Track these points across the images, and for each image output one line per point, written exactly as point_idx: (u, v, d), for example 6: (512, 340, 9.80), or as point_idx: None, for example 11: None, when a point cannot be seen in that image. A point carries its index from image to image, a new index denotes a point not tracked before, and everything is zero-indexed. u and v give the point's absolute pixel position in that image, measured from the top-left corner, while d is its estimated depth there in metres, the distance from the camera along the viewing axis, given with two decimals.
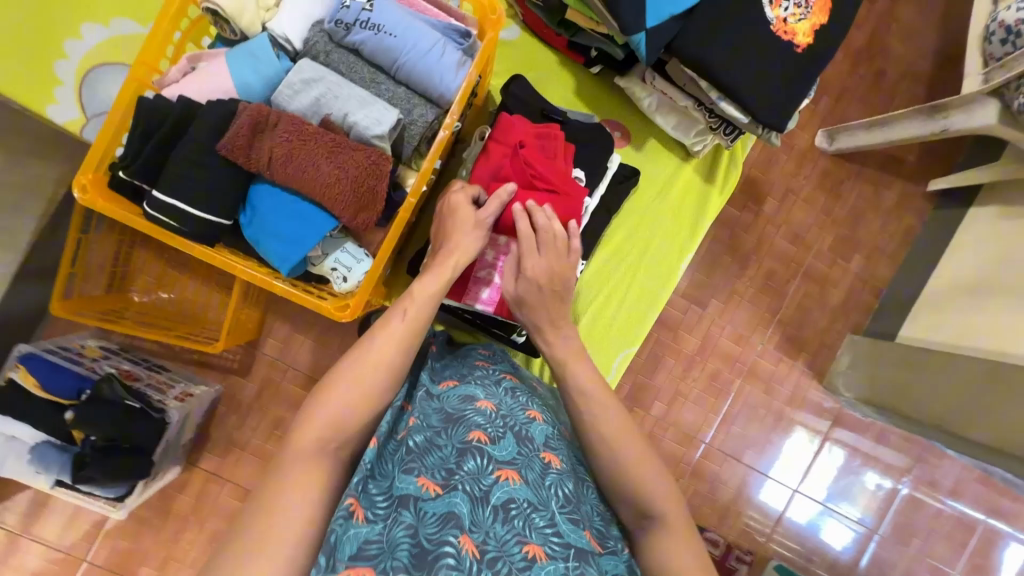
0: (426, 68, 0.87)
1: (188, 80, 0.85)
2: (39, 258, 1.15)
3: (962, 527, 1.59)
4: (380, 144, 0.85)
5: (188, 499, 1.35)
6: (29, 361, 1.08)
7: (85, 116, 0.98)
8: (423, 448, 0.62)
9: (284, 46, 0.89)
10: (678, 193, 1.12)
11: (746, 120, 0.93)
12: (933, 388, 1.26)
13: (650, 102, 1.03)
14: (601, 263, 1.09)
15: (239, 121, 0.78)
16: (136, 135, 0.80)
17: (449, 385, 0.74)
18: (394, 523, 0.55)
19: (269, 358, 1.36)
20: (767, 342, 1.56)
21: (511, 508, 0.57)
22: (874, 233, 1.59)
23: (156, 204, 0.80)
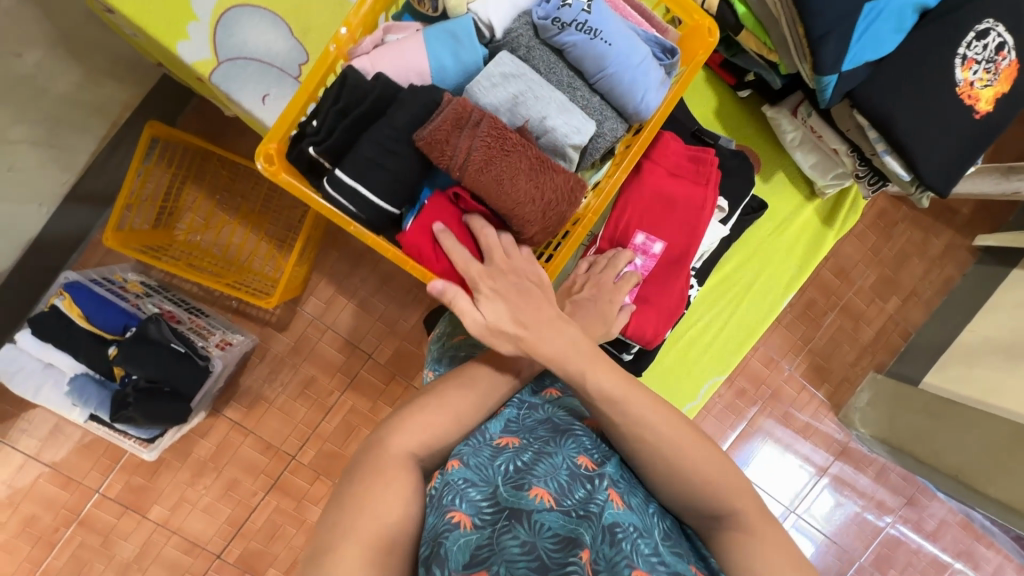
0: (632, 82, 0.75)
1: (382, 54, 0.71)
2: (92, 182, 1.09)
3: (936, 565, 1.68)
4: (572, 154, 0.75)
5: (209, 444, 1.34)
6: (75, 291, 1.04)
7: (218, 60, 0.77)
8: (534, 459, 0.56)
9: (482, 32, 0.76)
10: (795, 231, 1.09)
11: (906, 178, 0.91)
12: (953, 440, 1.32)
13: (794, 136, 1.00)
14: (707, 290, 1.08)
15: (444, 113, 0.65)
16: (335, 111, 0.69)
17: (552, 395, 0.69)
18: (504, 530, 0.48)
19: (310, 317, 1.34)
20: (794, 369, 1.59)
21: (618, 532, 0.52)
22: (914, 278, 1.61)
23: (342, 187, 0.69)
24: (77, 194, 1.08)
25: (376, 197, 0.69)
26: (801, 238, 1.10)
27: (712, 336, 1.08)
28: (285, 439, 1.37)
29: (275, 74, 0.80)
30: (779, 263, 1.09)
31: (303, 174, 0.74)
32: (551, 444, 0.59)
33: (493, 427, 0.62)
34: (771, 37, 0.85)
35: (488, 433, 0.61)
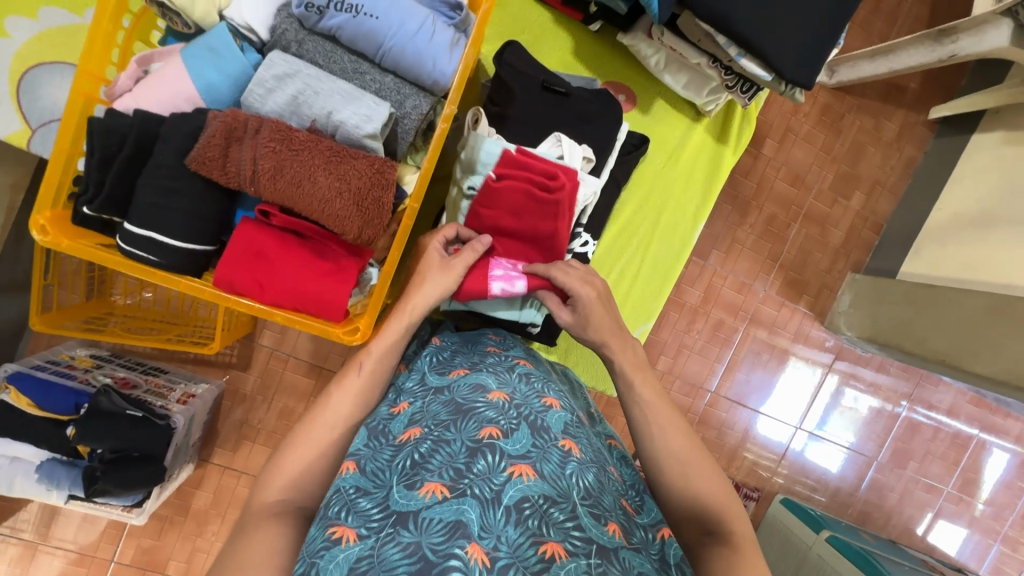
0: (416, 52, 0.71)
1: (143, 87, 0.71)
2: (9, 271, 1.08)
3: (956, 446, 1.66)
4: (373, 145, 0.71)
5: (206, 493, 1.36)
6: (19, 381, 1.04)
7: (30, 128, 0.90)
8: (430, 449, 0.55)
9: (247, 36, 0.73)
10: (690, 157, 1.07)
11: (769, 78, 0.85)
12: (937, 324, 1.26)
13: (657, 60, 0.96)
14: (610, 240, 1.05)
15: (210, 129, 0.64)
16: (95, 164, 0.68)
17: (459, 374, 0.68)
18: (388, 538, 0.47)
19: (269, 349, 1.33)
20: (769, 288, 1.56)
21: (525, 508, 0.50)
22: (874, 167, 1.55)
23: (135, 240, 0.68)
24: None
25: (174, 239, 0.68)
26: (698, 162, 1.07)
27: (628, 283, 1.06)
28: None
29: None
30: (680, 196, 1.07)
31: (101, 233, 0.74)
32: (451, 428, 0.57)
33: (397, 425, 0.62)
34: None
35: (392, 432, 0.61)
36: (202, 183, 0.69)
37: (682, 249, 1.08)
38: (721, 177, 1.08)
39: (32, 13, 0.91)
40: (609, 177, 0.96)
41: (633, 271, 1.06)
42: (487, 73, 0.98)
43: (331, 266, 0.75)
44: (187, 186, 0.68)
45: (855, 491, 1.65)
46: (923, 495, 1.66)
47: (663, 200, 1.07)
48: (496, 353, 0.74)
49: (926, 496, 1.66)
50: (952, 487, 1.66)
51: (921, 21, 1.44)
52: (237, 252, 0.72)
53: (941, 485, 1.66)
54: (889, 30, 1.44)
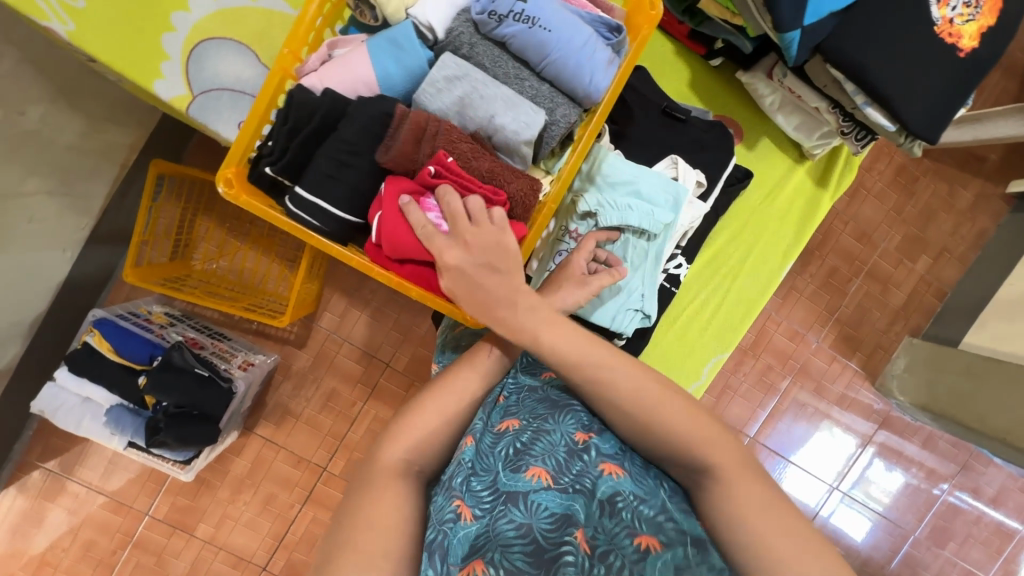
0: (578, 65, 0.75)
1: (328, 70, 0.76)
2: (111, 223, 1.16)
3: (1000, 533, 1.58)
4: (527, 150, 0.75)
5: (244, 462, 1.40)
6: (102, 326, 1.10)
7: (193, 94, 0.84)
8: (531, 438, 0.59)
9: (425, 35, 0.77)
10: (788, 196, 1.08)
11: (892, 128, 0.87)
12: (998, 403, 1.23)
13: (772, 100, 0.99)
14: (701, 265, 1.07)
15: (402, 133, 0.69)
16: (283, 131, 0.73)
17: (551, 370, 0.70)
18: (501, 514, 0.53)
19: (326, 332, 1.38)
20: (822, 341, 1.54)
21: (618, 501, 0.55)
22: (944, 234, 1.53)
23: (303, 203, 0.72)
24: (98, 238, 1.15)
25: (337, 209, 0.73)
26: (795, 202, 1.08)
27: (710, 311, 1.07)
28: (315, 452, 1.40)
29: (248, 100, 0.86)
30: (774, 232, 1.08)
31: (267, 194, 0.79)
32: (548, 421, 0.61)
33: (493, 413, 0.64)
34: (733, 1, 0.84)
35: (490, 420, 0.64)
36: (356, 175, 0.73)
37: (768, 285, 1.08)
38: (817, 220, 1.09)
39: None
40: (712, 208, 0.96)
41: (717, 300, 1.07)
42: None
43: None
44: (360, 162, 0.73)
45: (887, 564, 1.59)
46: None
47: (757, 235, 1.08)
48: None
49: None
50: None
51: (1010, 94, 1.43)
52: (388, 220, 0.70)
53: (979, 573, 1.59)
54: (976, 100, 1.43)
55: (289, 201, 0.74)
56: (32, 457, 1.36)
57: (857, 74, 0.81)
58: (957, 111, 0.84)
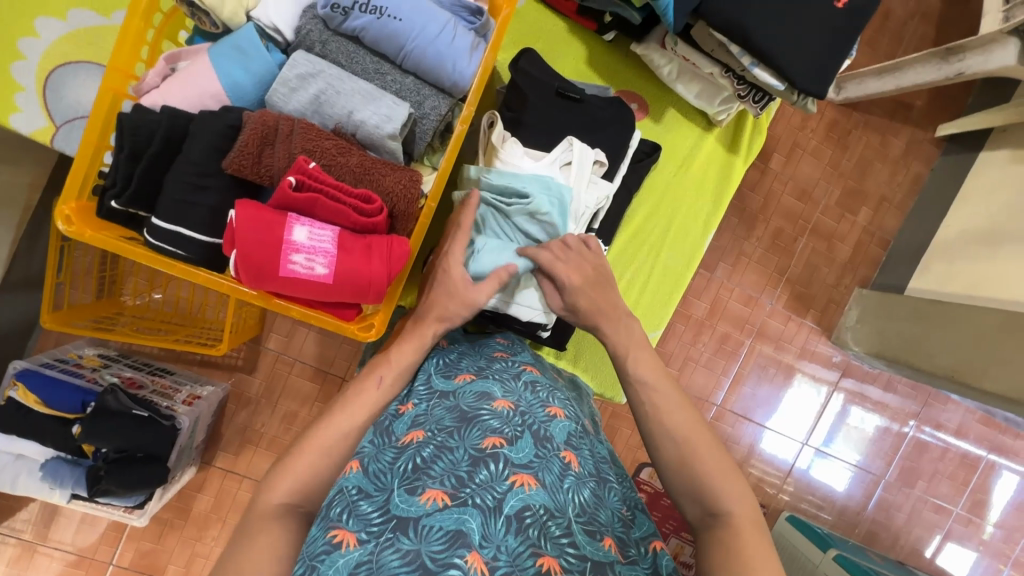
0: (436, 54, 0.72)
1: (170, 85, 0.72)
2: (21, 268, 1.10)
3: (965, 465, 1.64)
4: (394, 145, 0.72)
5: (207, 497, 1.35)
6: (27, 378, 1.05)
7: (54, 124, 0.85)
8: (433, 454, 0.55)
9: (273, 37, 0.74)
10: (701, 166, 1.07)
11: (782, 88, 0.87)
12: (943, 341, 1.26)
13: (669, 69, 0.97)
14: (621, 245, 1.06)
15: (245, 134, 0.66)
16: (123, 160, 0.69)
17: (465, 379, 0.67)
18: (389, 544, 0.48)
19: (274, 352, 1.33)
20: (776, 301, 1.55)
21: (525, 517, 0.51)
22: (881, 184, 1.55)
23: (161, 235, 0.68)
24: (10, 286, 1.09)
25: (202, 234, 0.69)
26: (708, 171, 1.08)
27: (638, 291, 1.07)
28: None
29: None
30: (690, 204, 1.07)
31: (126, 227, 0.74)
32: (454, 435, 0.57)
33: (399, 427, 0.61)
34: None
35: (394, 433, 0.61)
36: (216, 197, 0.69)
37: (691, 258, 1.08)
38: (732, 187, 1.09)
39: (62, 13, 0.85)
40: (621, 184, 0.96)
41: (643, 279, 1.06)
42: (502, 80, 1.00)
43: (362, 245, 0.68)
44: (215, 182, 0.69)
45: (862, 510, 1.63)
46: (932, 516, 1.63)
47: (673, 209, 1.08)
48: (502, 358, 0.74)
49: (935, 517, 1.63)
50: (960, 508, 1.64)
51: (928, 39, 1.46)
52: (250, 246, 0.65)
53: (949, 506, 1.64)
54: (896, 48, 1.45)
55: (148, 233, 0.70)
56: None
57: (742, 39, 0.81)
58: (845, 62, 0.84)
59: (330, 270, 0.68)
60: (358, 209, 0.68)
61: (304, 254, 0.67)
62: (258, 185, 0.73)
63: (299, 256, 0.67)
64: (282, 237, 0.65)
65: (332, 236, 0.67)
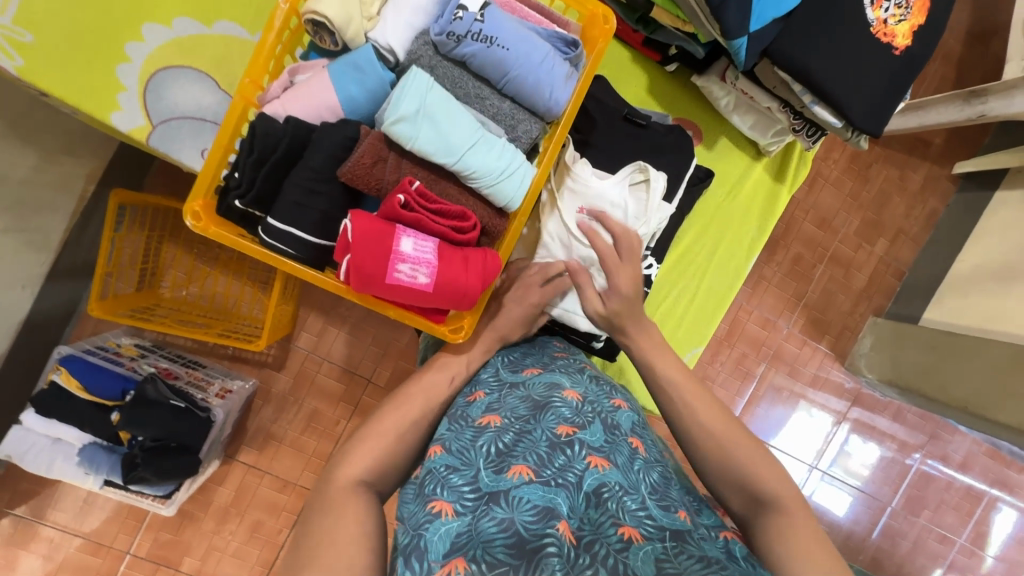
0: (537, 79, 0.75)
1: (289, 98, 0.73)
2: (70, 256, 1.12)
3: (970, 497, 1.66)
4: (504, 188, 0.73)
5: (228, 491, 1.36)
6: (70, 363, 1.07)
7: (153, 124, 0.84)
8: (514, 438, 0.57)
9: (386, 57, 0.77)
10: (748, 193, 1.12)
11: (838, 126, 0.91)
12: (960, 372, 1.29)
13: (727, 102, 1.02)
14: (668, 265, 1.09)
15: (361, 149, 0.69)
16: (249, 162, 0.71)
17: (532, 372, 0.70)
18: (484, 513, 0.50)
19: (304, 351, 1.36)
20: (793, 326, 1.59)
21: (603, 493, 0.55)
22: (899, 217, 1.60)
23: (274, 232, 0.71)
24: (57, 272, 1.12)
25: (309, 234, 0.72)
26: (756, 199, 1.12)
27: (681, 310, 1.10)
28: (302, 474, 1.39)
29: (209, 128, 0.88)
30: (737, 229, 1.11)
31: (237, 224, 0.78)
32: (531, 421, 0.60)
33: (475, 410, 0.64)
34: (682, 10, 0.87)
35: (471, 417, 0.63)
36: (326, 201, 0.72)
37: (734, 281, 1.12)
38: (777, 214, 1.13)
39: (168, 20, 0.83)
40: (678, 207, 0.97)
41: (687, 299, 1.10)
42: None
43: (460, 258, 0.72)
44: (328, 188, 0.72)
45: (868, 536, 1.65)
46: (935, 545, 1.66)
47: (720, 232, 1.11)
48: (563, 356, 0.78)
49: (939, 547, 1.66)
50: (963, 540, 1.66)
51: (949, 81, 1.51)
52: (362, 252, 0.67)
53: (953, 537, 1.66)
54: (919, 89, 1.51)
55: (261, 230, 0.73)
56: None
57: (803, 78, 0.85)
58: (897, 105, 0.89)
59: (432, 280, 0.70)
60: (455, 229, 0.72)
61: (410, 265, 0.69)
62: (360, 193, 0.76)
63: (404, 266, 0.69)
64: (391, 246, 0.68)
65: (434, 248, 0.70)
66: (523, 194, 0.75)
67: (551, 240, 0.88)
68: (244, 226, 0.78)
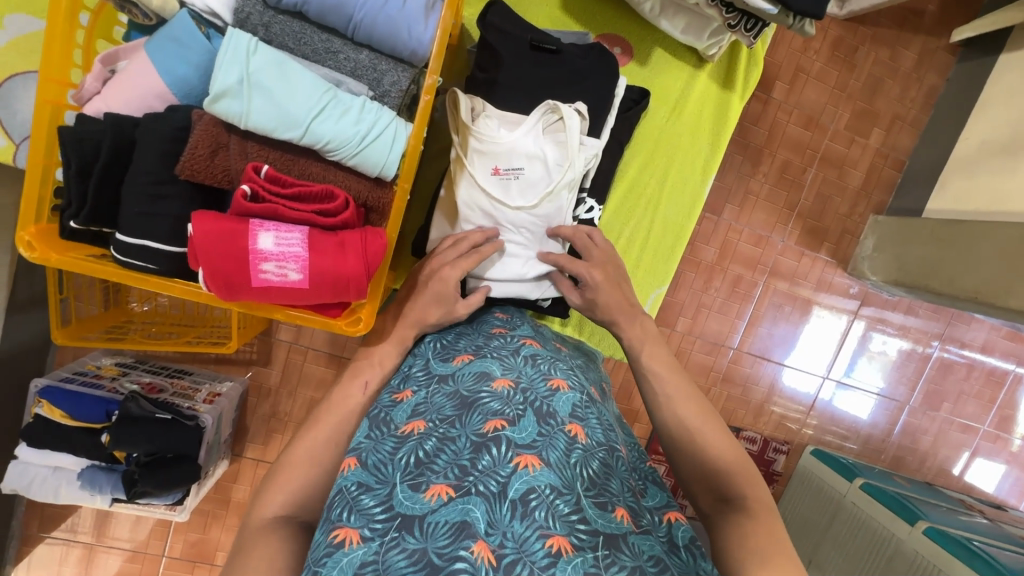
0: (388, 22, 0.67)
1: (109, 91, 0.69)
2: (25, 288, 1.10)
3: (992, 383, 1.62)
4: (366, 151, 0.67)
5: (244, 487, 1.40)
6: (50, 394, 1.06)
7: (13, 142, 0.89)
8: (436, 447, 0.56)
9: (211, 21, 0.68)
10: (694, 109, 1.03)
11: (774, 11, 0.79)
12: (967, 262, 1.19)
13: (650, 6, 0.91)
14: (617, 202, 1.03)
15: (194, 139, 0.64)
16: (72, 176, 0.67)
17: (463, 361, 0.68)
18: (393, 543, 0.48)
19: (287, 343, 1.34)
20: (788, 238, 1.51)
21: (531, 500, 0.50)
22: (893, 101, 1.47)
23: (127, 249, 0.67)
24: (17, 307, 1.10)
25: (165, 244, 0.68)
26: (704, 113, 1.04)
27: (639, 247, 1.04)
28: None
29: None
30: (687, 150, 1.04)
31: (91, 244, 0.73)
32: (456, 425, 0.58)
33: (399, 414, 0.63)
34: None
35: (393, 422, 0.62)
36: (179, 205, 0.68)
37: (692, 207, 1.05)
38: (732, 125, 1.04)
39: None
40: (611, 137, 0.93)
41: (643, 234, 1.04)
42: (473, 39, 0.96)
43: (334, 243, 0.66)
44: (174, 189, 0.67)
45: (888, 436, 1.63)
46: (959, 435, 1.63)
47: (669, 157, 1.04)
48: (501, 334, 0.74)
49: (963, 436, 1.63)
50: (987, 426, 1.63)
51: None
52: (215, 259, 0.63)
53: (976, 425, 1.63)
54: None
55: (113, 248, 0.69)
56: (34, 531, 1.36)
57: None
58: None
59: (304, 275, 0.66)
60: (321, 212, 0.67)
61: (274, 262, 0.65)
62: (217, 192, 0.72)
63: (269, 265, 0.65)
64: (248, 246, 0.64)
65: (301, 239, 0.65)
66: (396, 155, 0.68)
67: (471, 211, 0.85)
68: (97, 244, 0.73)
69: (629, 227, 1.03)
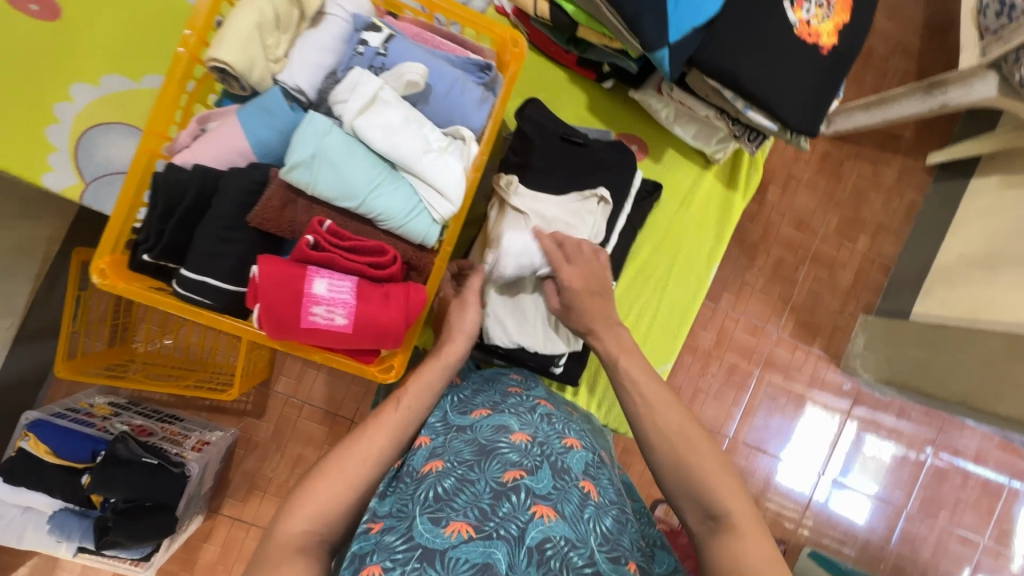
0: (447, 108, 0.81)
1: (200, 145, 0.75)
2: (39, 318, 1.12)
3: (988, 494, 1.60)
4: (415, 224, 0.75)
5: (214, 547, 1.32)
6: (38, 428, 1.04)
7: (85, 182, 0.88)
8: (455, 486, 0.57)
9: (296, 98, 0.78)
10: (701, 202, 1.12)
11: (774, 128, 0.91)
12: (951, 365, 1.24)
13: (667, 113, 1.03)
14: (627, 282, 1.09)
15: (269, 191, 0.71)
16: (156, 215, 0.72)
17: (481, 414, 0.69)
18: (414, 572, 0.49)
19: (284, 396, 1.33)
20: (782, 330, 1.56)
21: (547, 549, 0.53)
22: (878, 212, 1.59)
23: (190, 283, 0.72)
24: (26, 335, 1.11)
25: (225, 282, 0.73)
26: (709, 206, 1.13)
27: (647, 323, 1.09)
28: None
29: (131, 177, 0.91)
30: (693, 239, 1.11)
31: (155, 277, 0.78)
32: (475, 468, 0.59)
33: (419, 460, 0.64)
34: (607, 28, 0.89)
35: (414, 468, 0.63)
36: (243, 248, 0.73)
37: (698, 289, 1.11)
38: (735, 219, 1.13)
39: (95, 79, 0.90)
40: (626, 221, 1.01)
41: (652, 312, 1.09)
42: (509, 128, 1.07)
43: (380, 294, 0.71)
44: (242, 235, 0.73)
45: (886, 543, 1.58)
46: (958, 547, 1.58)
47: (678, 243, 1.11)
48: (517, 393, 0.77)
49: (962, 549, 1.58)
50: (986, 539, 1.59)
51: (911, 74, 1.51)
52: (271, 298, 0.67)
53: (975, 537, 1.59)
54: (880, 84, 1.50)
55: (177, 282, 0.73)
56: None
57: (732, 86, 0.86)
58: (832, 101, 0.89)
59: (349, 320, 0.70)
60: (372, 265, 0.72)
61: (324, 306, 0.69)
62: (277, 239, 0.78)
63: (319, 308, 0.69)
64: (303, 290, 0.68)
65: (351, 287, 0.70)
66: (437, 228, 0.76)
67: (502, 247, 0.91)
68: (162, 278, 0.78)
69: (638, 305, 1.09)
